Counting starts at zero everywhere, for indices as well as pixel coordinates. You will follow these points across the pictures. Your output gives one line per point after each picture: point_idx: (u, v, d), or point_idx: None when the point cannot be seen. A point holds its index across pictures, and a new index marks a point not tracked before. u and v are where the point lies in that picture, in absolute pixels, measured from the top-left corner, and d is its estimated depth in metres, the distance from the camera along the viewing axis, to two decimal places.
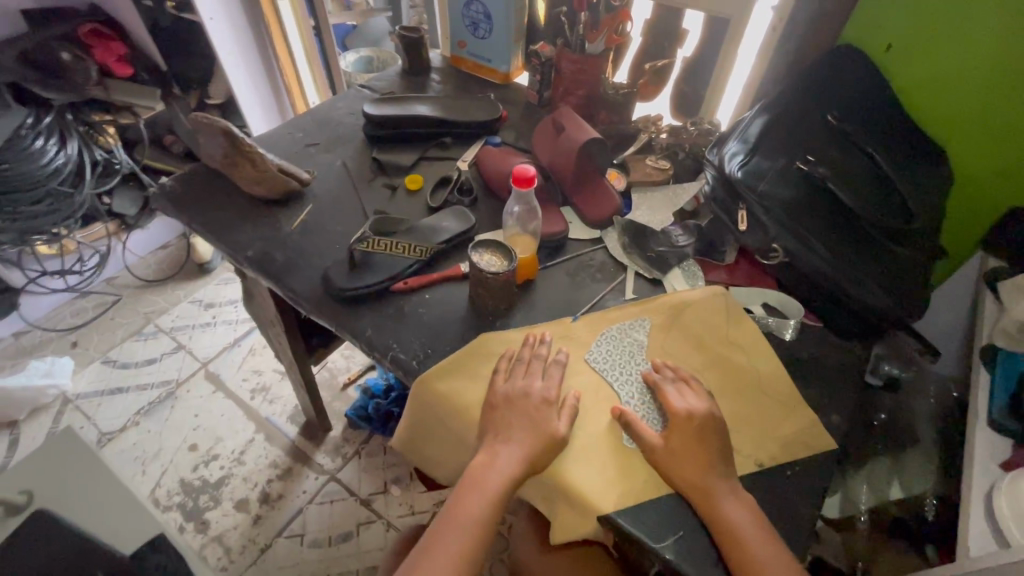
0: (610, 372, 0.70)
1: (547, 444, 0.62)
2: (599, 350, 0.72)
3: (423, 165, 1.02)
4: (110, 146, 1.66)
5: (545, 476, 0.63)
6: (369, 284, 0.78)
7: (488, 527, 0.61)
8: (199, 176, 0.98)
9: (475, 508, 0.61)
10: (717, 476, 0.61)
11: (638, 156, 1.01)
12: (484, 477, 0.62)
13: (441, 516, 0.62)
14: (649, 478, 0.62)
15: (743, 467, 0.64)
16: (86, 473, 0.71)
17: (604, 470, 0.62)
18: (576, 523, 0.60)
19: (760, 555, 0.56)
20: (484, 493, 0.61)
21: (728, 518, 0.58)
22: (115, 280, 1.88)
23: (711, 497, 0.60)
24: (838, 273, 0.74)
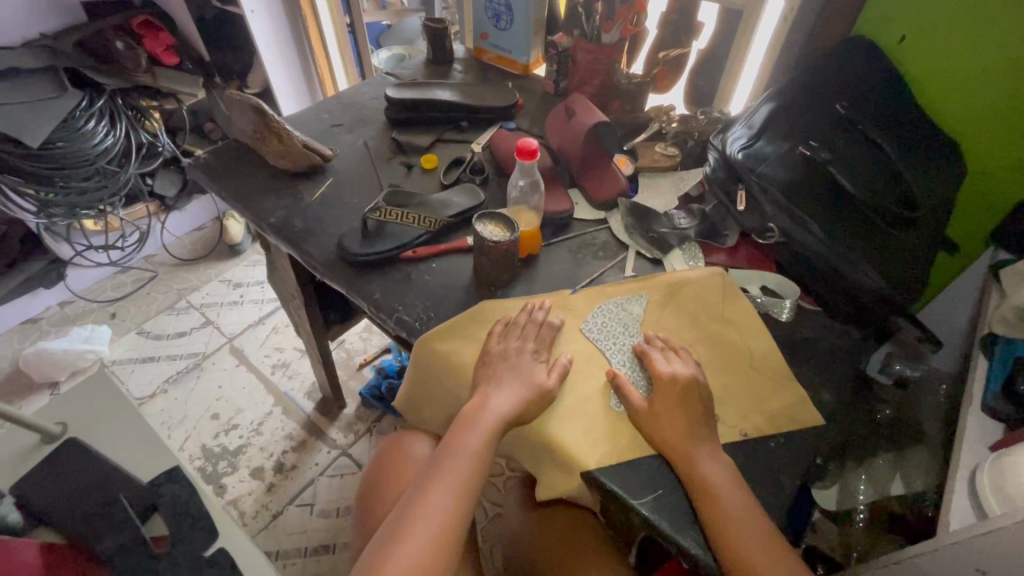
0: (602, 339, 0.73)
1: (535, 399, 0.65)
2: (594, 317, 0.75)
3: (439, 146, 1.07)
4: (155, 130, 1.76)
5: (533, 434, 0.65)
6: (379, 251, 0.83)
7: (479, 474, 0.64)
8: (231, 150, 1.04)
9: (467, 452, 0.64)
10: (697, 437, 0.63)
11: (648, 143, 1.03)
12: (476, 424, 0.64)
13: (435, 460, 0.65)
14: (632, 438, 0.64)
15: (728, 436, 0.66)
16: (115, 409, 0.76)
17: (590, 429, 0.65)
18: (560, 479, 0.63)
19: (733, 512, 0.58)
20: (477, 438, 0.64)
21: (705, 476, 0.60)
22: (153, 257, 1.99)
23: (690, 455, 0.62)
24: (834, 253, 0.75)
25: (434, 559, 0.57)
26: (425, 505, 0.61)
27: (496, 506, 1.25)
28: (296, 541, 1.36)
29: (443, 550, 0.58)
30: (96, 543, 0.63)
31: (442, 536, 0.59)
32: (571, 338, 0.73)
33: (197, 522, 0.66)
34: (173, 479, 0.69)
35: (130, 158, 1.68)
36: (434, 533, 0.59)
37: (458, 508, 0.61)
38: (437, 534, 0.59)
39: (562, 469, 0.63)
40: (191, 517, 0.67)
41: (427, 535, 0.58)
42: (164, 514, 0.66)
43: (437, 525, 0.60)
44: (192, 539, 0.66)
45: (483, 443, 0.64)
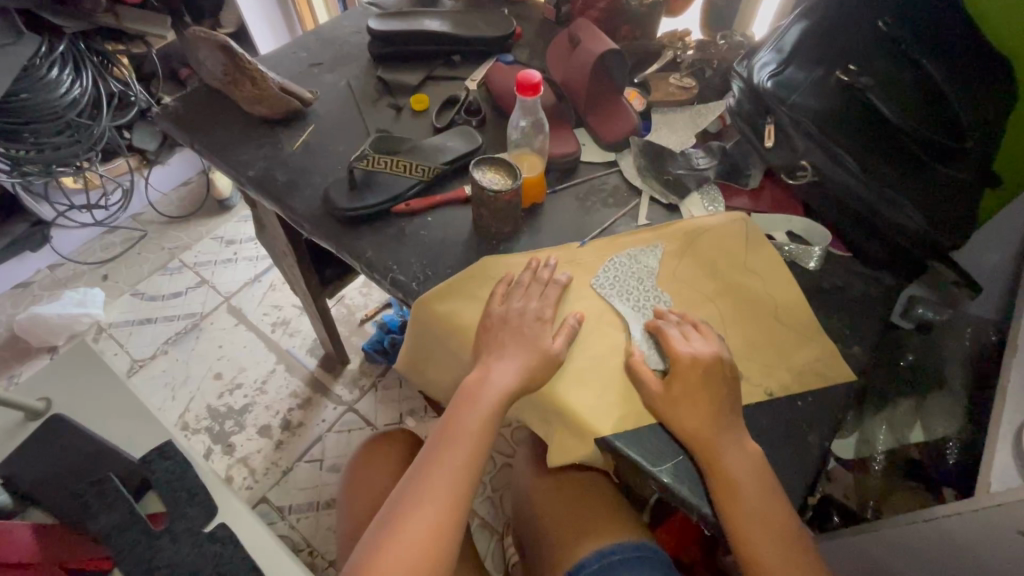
0: (613, 300, 0.67)
1: (541, 370, 0.60)
2: (603, 281, 0.68)
3: (430, 85, 0.97)
4: (125, 79, 1.63)
5: (543, 399, 0.61)
6: (369, 204, 0.76)
7: (482, 450, 0.60)
8: (201, 96, 0.95)
9: (468, 431, 0.60)
10: (722, 426, 0.57)
11: (661, 74, 0.93)
12: (478, 398, 0.60)
13: (434, 436, 0.61)
14: (648, 405, 0.60)
15: (752, 395, 0.62)
16: (101, 383, 0.71)
17: (600, 397, 0.60)
18: (574, 446, 0.59)
19: (754, 506, 0.55)
20: (478, 413, 0.60)
21: (728, 470, 0.55)
22: (141, 216, 1.90)
23: (714, 447, 0.56)
24: (871, 193, 0.68)
25: (435, 544, 0.55)
26: (424, 486, 0.57)
27: (504, 456, 1.25)
28: (308, 495, 1.37)
29: (444, 533, 0.56)
30: (91, 522, 0.61)
31: (444, 517, 0.56)
32: (579, 296, 0.67)
33: (194, 497, 0.64)
34: (165, 455, 0.66)
35: (102, 108, 1.56)
36: (435, 517, 0.56)
37: (461, 487, 0.58)
38: (438, 516, 0.56)
39: (574, 435, 0.59)
40: (188, 492, 0.65)
41: (430, 517, 0.56)
42: (160, 491, 0.64)
43: (441, 504, 0.57)
44: (191, 515, 0.63)
45: (484, 418, 0.60)
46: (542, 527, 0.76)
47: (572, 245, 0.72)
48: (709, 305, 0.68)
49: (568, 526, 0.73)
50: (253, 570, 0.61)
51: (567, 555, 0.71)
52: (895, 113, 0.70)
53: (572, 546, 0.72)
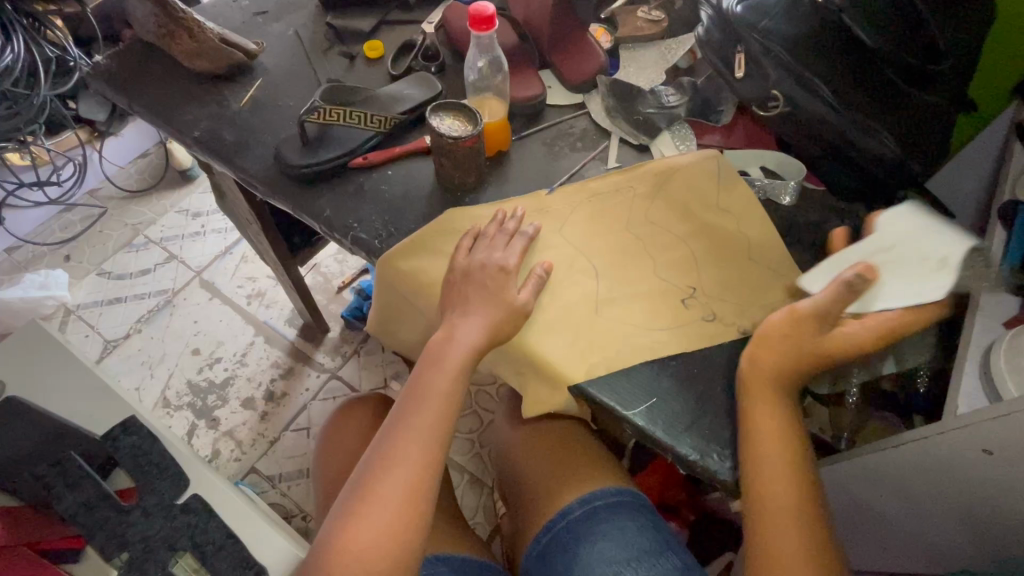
0: (576, 248, 0.65)
1: (507, 324, 0.59)
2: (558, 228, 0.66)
3: (384, 31, 0.90)
4: (61, 42, 1.51)
5: (515, 351, 0.60)
6: (324, 161, 0.72)
7: (452, 409, 0.59)
8: (136, 53, 0.88)
9: (435, 392, 0.58)
10: (783, 377, 0.56)
11: (629, 8, 0.88)
12: (443, 357, 0.59)
13: (402, 399, 0.60)
14: (622, 351, 0.59)
15: (725, 335, 0.61)
16: (58, 363, 0.68)
17: (570, 345, 0.59)
18: (547, 395, 0.58)
19: (775, 457, 0.55)
20: (446, 372, 0.59)
21: (763, 414, 0.55)
22: (98, 191, 1.80)
23: (761, 396, 0.56)
24: (844, 122, 0.66)
25: (410, 504, 0.55)
26: (394, 450, 0.57)
27: (489, 412, 1.25)
28: (297, 463, 1.37)
29: (419, 494, 0.56)
30: (56, 502, 0.60)
31: (418, 478, 0.56)
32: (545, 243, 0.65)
33: (164, 471, 0.63)
34: (129, 430, 0.65)
35: (39, 76, 1.44)
36: (409, 479, 0.56)
37: (432, 449, 0.57)
38: (411, 477, 0.56)
39: (546, 385, 0.59)
40: (156, 467, 0.64)
41: (403, 481, 0.55)
42: (127, 467, 0.63)
43: (413, 467, 0.56)
44: (162, 489, 0.63)
45: (451, 377, 0.59)
46: (524, 477, 0.76)
47: (540, 194, 0.69)
48: (680, 246, 0.66)
49: (548, 475, 0.74)
50: (231, 538, 0.61)
51: (549, 502, 0.72)
52: (874, 37, 0.66)
53: (555, 493, 0.72)
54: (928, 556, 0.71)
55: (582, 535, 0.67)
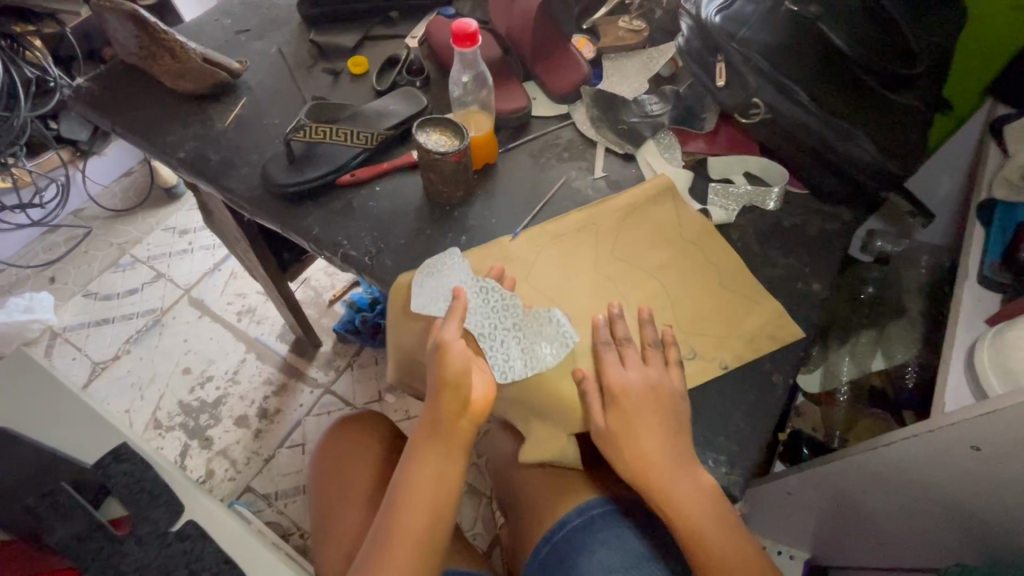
0: (495, 294, 0.63)
1: (454, 378, 0.57)
2: (437, 268, 0.64)
3: (368, 46, 0.91)
4: (40, 63, 1.49)
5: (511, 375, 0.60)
6: (311, 179, 0.71)
7: (442, 506, 0.59)
8: (118, 74, 0.87)
9: (425, 485, 0.59)
10: (677, 468, 0.56)
11: (611, 18, 0.89)
12: (429, 453, 0.60)
13: (389, 503, 0.60)
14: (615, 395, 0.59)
15: (708, 371, 0.61)
16: (44, 394, 0.67)
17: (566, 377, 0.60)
18: (554, 433, 0.60)
19: (713, 532, 0.55)
20: (430, 469, 0.60)
21: (677, 503, 0.55)
22: (82, 212, 1.78)
23: (675, 499, 0.55)
24: (824, 127, 0.67)
25: None
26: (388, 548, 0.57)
27: None
28: (292, 480, 1.36)
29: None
30: (46, 534, 0.59)
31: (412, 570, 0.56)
32: (434, 268, 0.64)
33: (156, 498, 0.63)
34: (120, 458, 0.64)
35: (19, 98, 1.43)
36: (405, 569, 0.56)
37: (425, 546, 0.58)
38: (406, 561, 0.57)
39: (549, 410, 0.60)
40: (149, 494, 0.63)
41: None
42: (119, 495, 0.62)
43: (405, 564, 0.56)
44: (156, 517, 0.62)
45: (439, 473, 0.60)
46: (526, 493, 0.76)
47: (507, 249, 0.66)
48: (650, 282, 0.66)
49: (547, 490, 0.74)
50: (227, 564, 0.61)
51: (549, 515, 0.72)
52: (847, 41, 0.66)
53: (554, 505, 0.72)
54: (916, 548, 0.73)
55: (583, 546, 0.67)
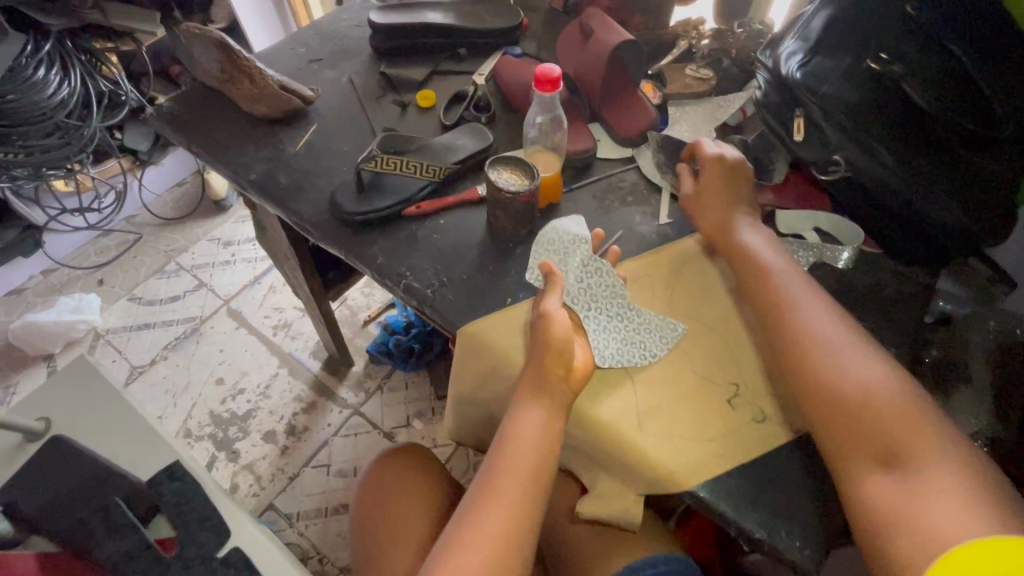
0: (607, 278, 0.66)
1: (558, 342, 0.58)
2: (556, 238, 0.69)
3: (435, 80, 0.93)
4: (115, 77, 1.54)
5: (587, 424, 0.60)
6: (378, 208, 0.72)
7: (545, 463, 0.56)
8: (196, 96, 0.91)
9: (503, 503, 0.54)
10: (782, 268, 0.63)
11: (677, 65, 0.89)
12: (535, 402, 0.58)
13: (492, 453, 0.58)
14: (696, 460, 0.57)
15: (779, 434, 0.58)
16: (104, 403, 0.71)
17: (642, 428, 0.58)
18: (620, 491, 0.59)
19: (887, 421, 0.52)
20: (536, 421, 0.57)
21: (839, 373, 0.55)
22: (135, 218, 1.84)
23: (787, 293, 0.61)
24: (907, 187, 0.66)
25: None
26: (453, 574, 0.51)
27: None
28: (316, 501, 1.34)
29: (511, 557, 0.52)
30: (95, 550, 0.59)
31: None
32: (548, 241, 0.69)
33: (206, 521, 0.63)
34: (174, 476, 0.65)
35: (92, 109, 1.47)
36: None
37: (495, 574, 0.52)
38: None
39: (622, 463, 0.58)
40: (197, 516, 0.64)
41: None
42: (169, 515, 0.63)
43: None
44: (202, 540, 0.62)
45: (543, 422, 0.57)
46: (570, 549, 0.72)
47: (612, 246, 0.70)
48: (712, 338, 0.64)
49: (593, 546, 0.71)
50: None
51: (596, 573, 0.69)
52: (925, 96, 0.65)
53: (601, 562, 0.69)
54: None
55: None
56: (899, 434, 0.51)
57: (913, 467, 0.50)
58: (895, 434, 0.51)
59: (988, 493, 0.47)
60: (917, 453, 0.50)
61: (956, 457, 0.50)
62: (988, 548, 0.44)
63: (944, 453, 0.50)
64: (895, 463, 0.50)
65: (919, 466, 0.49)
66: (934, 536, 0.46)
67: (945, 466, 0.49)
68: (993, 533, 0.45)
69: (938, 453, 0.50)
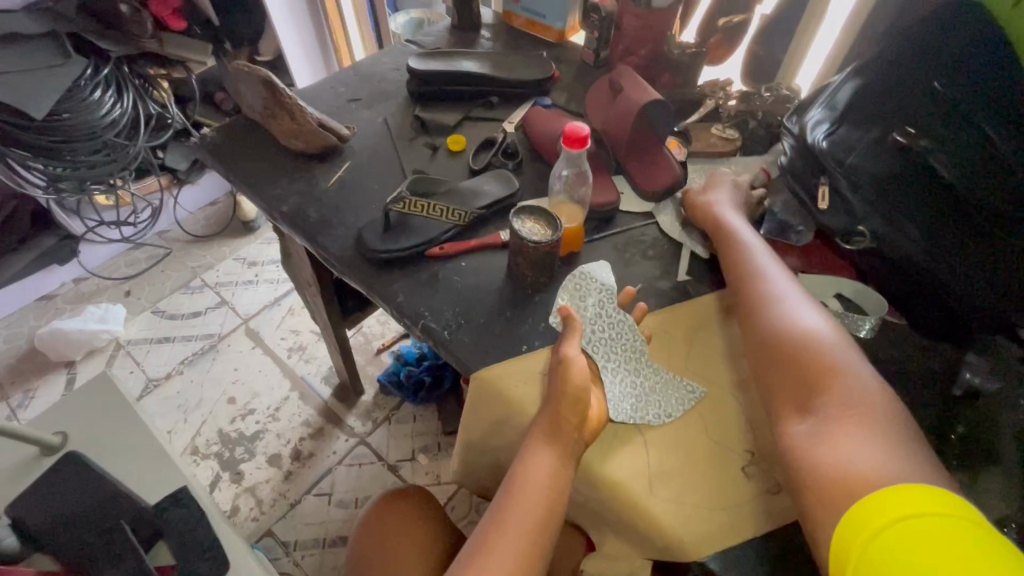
0: (628, 331, 0.66)
1: (574, 393, 0.57)
2: (580, 281, 0.70)
3: (467, 125, 0.96)
4: (164, 101, 1.62)
5: (596, 485, 0.59)
6: (403, 248, 0.74)
7: (551, 514, 0.55)
8: (239, 128, 0.95)
9: (506, 551, 0.52)
10: (756, 252, 0.68)
11: (703, 124, 0.92)
12: (546, 449, 0.57)
13: (498, 499, 0.57)
14: (704, 527, 0.55)
15: (786, 510, 0.56)
16: (122, 422, 0.75)
17: (653, 491, 0.57)
18: (625, 554, 0.58)
19: (815, 373, 0.55)
20: (544, 468, 0.56)
21: (776, 332, 0.60)
22: (167, 233, 1.90)
23: (754, 274, 0.66)
24: (935, 263, 0.65)
25: None
26: None
27: None
28: (315, 531, 1.32)
29: None
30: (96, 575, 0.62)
31: None
32: (579, 282, 0.70)
33: (204, 552, 0.66)
34: (179, 503, 0.68)
35: (139, 130, 1.54)
36: None
37: None
38: None
39: (630, 525, 0.57)
40: (199, 544, 0.67)
41: None
42: (171, 542, 0.66)
43: None
44: (201, 572, 0.65)
45: (554, 468, 0.56)
46: None
47: (638, 299, 0.70)
48: (720, 397, 0.64)
49: None
50: None
51: None
52: (954, 171, 0.63)
53: None
54: None
55: None
56: (825, 389, 0.54)
57: (830, 417, 0.52)
58: (821, 390, 0.54)
59: (899, 448, 0.48)
60: (836, 407, 0.52)
61: (878, 416, 0.51)
62: (878, 492, 0.45)
63: (867, 410, 0.51)
64: (816, 413, 0.53)
65: (836, 416, 0.51)
66: (832, 475, 0.48)
67: (864, 420, 0.50)
68: (893, 478, 0.45)
69: (858, 407, 0.51)
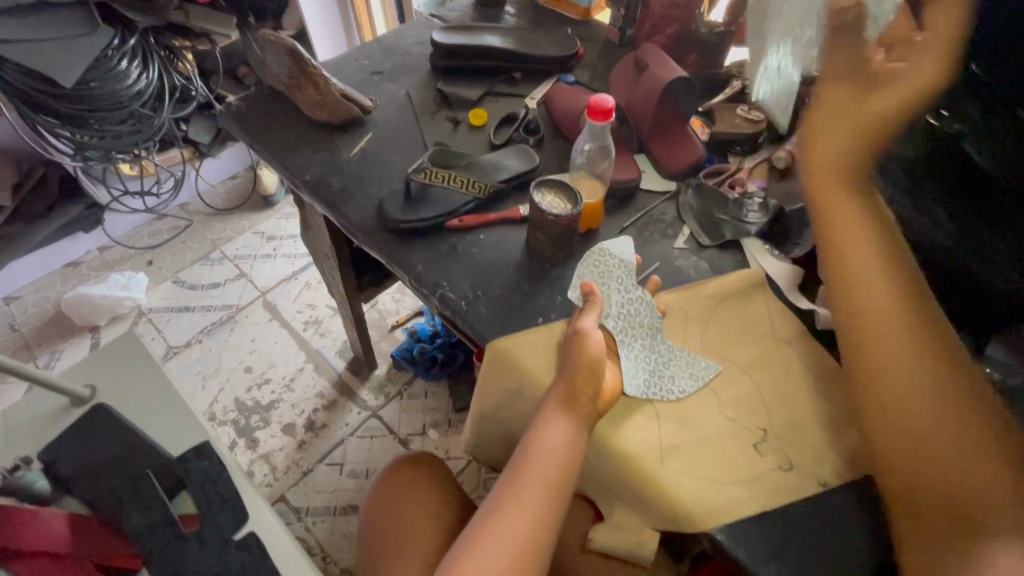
0: (645, 310, 0.66)
1: (588, 363, 0.59)
2: (596, 256, 0.70)
3: (489, 100, 0.96)
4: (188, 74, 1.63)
5: (608, 457, 0.60)
6: (425, 219, 0.75)
7: (566, 481, 0.56)
8: (264, 97, 0.96)
9: (522, 514, 0.54)
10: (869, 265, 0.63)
11: (729, 105, 0.90)
12: (561, 416, 0.58)
13: (513, 464, 0.58)
14: (718, 501, 0.55)
15: (805, 487, 0.56)
16: (149, 380, 0.78)
17: (665, 462, 0.58)
18: (637, 529, 0.58)
19: (948, 424, 0.52)
20: (560, 437, 0.56)
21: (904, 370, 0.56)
22: (188, 206, 1.93)
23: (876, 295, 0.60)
24: (963, 250, 0.63)
25: None
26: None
27: None
28: (326, 499, 1.36)
29: (522, 567, 0.52)
30: (123, 519, 0.68)
31: None
32: (595, 258, 0.70)
33: (225, 503, 0.71)
34: (200, 455, 0.73)
35: (164, 102, 1.56)
36: None
37: None
38: None
39: (641, 497, 0.57)
40: (219, 497, 0.71)
41: None
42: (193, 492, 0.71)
43: None
44: (221, 522, 0.69)
45: (568, 436, 0.57)
46: None
47: (652, 276, 0.71)
48: (742, 381, 0.64)
49: None
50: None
51: None
52: (986, 157, 0.61)
53: None
54: None
55: None
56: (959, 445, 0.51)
57: (965, 477, 0.50)
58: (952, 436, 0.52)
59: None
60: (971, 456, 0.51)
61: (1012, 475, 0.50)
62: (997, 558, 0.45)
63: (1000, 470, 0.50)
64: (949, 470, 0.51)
65: (972, 477, 0.50)
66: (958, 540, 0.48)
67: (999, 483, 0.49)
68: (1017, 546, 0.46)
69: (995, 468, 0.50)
